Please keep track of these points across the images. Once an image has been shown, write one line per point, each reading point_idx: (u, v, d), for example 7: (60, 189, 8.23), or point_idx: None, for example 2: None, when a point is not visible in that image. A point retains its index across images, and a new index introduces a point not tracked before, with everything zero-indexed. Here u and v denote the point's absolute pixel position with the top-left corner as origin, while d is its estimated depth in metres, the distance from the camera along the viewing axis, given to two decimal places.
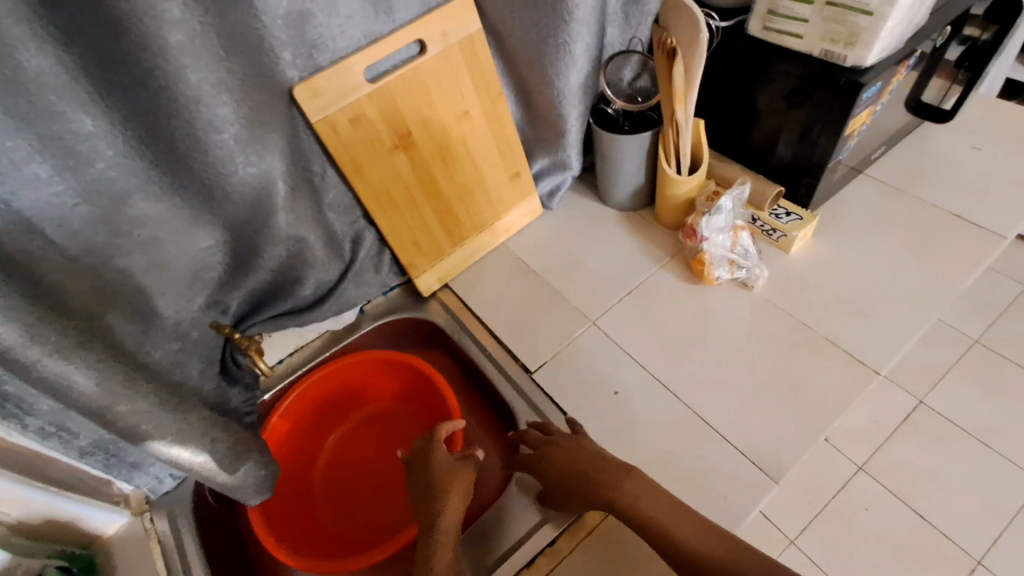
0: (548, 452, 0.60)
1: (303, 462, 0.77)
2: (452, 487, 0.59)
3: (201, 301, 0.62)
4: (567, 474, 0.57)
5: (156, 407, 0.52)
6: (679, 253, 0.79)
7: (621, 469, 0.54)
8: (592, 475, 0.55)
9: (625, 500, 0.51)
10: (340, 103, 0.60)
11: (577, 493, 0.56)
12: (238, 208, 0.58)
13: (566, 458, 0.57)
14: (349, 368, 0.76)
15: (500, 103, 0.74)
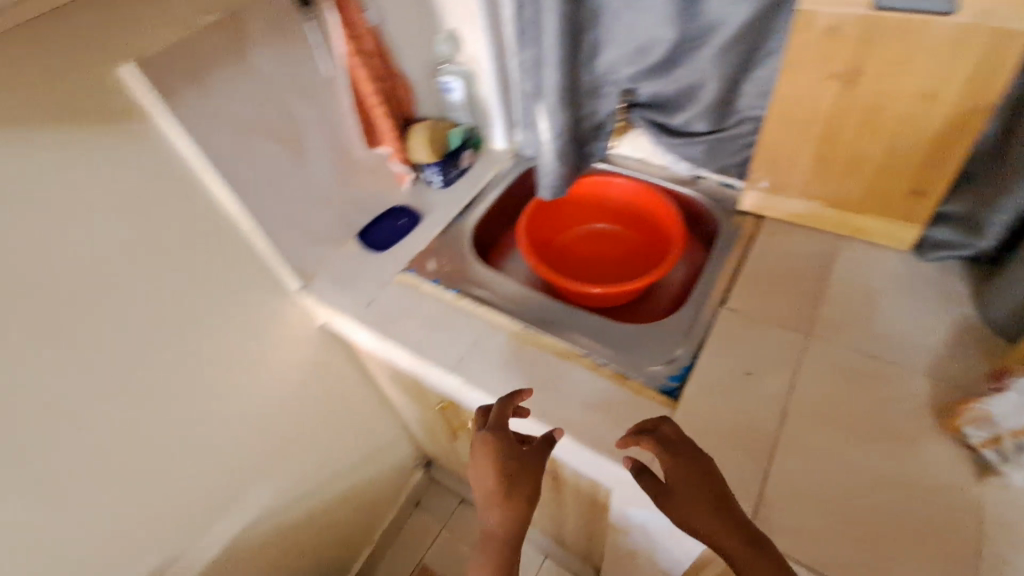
0: (681, 472, 0.56)
1: (575, 220, 1.06)
2: (509, 493, 0.60)
3: (628, 72, 0.84)
4: (696, 500, 0.55)
5: (556, 85, 0.79)
6: (962, 390, 0.65)
7: (743, 517, 0.53)
8: (717, 512, 0.53)
9: (744, 543, 0.51)
10: (836, 8, 0.65)
11: (693, 515, 0.54)
12: (693, 26, 0.76)
13: (703, 496, 0.55)
14: (649, 212, 0.99)
15: (981, 116, 0.65)
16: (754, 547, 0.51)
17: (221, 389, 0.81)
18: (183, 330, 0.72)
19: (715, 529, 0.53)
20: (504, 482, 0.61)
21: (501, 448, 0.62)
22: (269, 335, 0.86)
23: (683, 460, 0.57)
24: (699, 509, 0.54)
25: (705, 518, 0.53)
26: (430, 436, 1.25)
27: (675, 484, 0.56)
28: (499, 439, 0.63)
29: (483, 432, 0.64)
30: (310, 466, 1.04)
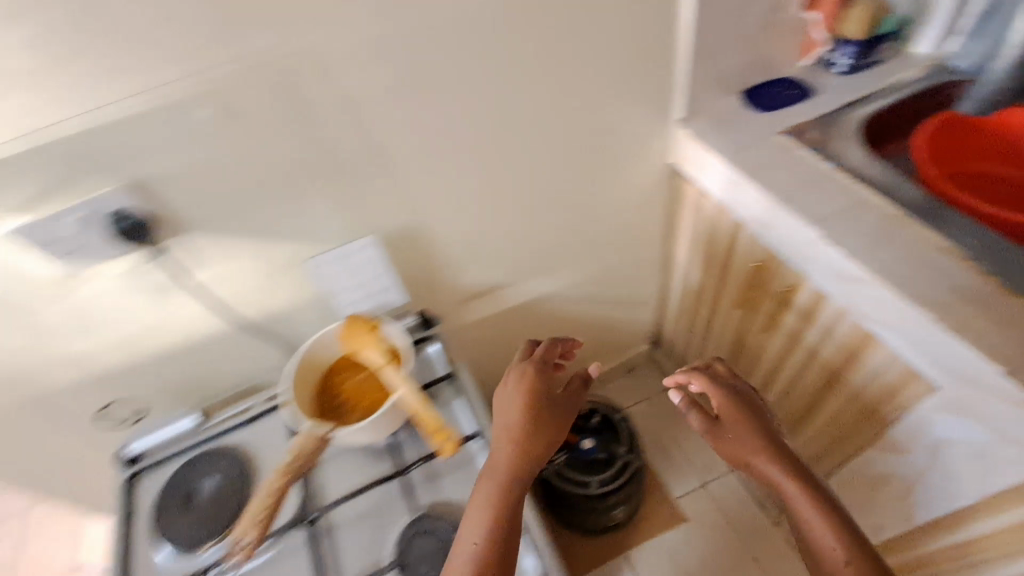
0: (731, 410, 0.74)
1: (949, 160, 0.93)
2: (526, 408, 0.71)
3: None
4: (746, 432, 0.71)
5: None
6: None
7: (797, 462, 0.69)
8: (777, 448, 0.70)
9: (806, 484, 0.66)
10: None
11: (748, 442, 0.70)
12: None
13: (735, 415, 0.73)
14: None
15: None
16: (794, 478, 0.67)
17: (584, 176, 0.98)
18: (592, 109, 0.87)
19: (761, 459, 0.69)
20: (534, 394, 0.73)
21: (535, 376, 0.74)
22: (642, 145, 0.99)
23: (742, 404, 0.74)
24: (744, 441, 0.71)
25: (762, 452, 0.69)
26: (687, 309, 1.33)
27: (726, 419, 0.74)
28: (538, 368, 0.75)
29: (529, 362, 0.76)
30: (596, 272, 1.23)
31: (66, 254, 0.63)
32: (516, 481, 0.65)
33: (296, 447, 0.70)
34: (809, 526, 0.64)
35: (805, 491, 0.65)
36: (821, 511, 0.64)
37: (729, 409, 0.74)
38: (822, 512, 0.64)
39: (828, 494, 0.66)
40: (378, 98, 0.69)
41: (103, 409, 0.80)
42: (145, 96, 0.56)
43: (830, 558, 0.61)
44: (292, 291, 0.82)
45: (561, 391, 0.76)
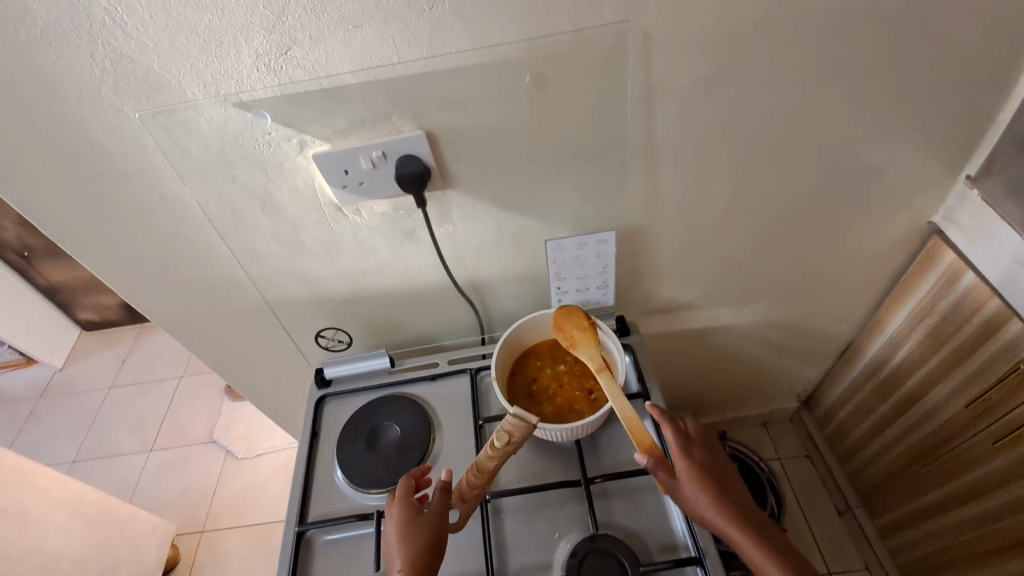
0: (695, 469, 0.63)
1: None
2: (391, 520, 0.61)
3: None
4: (713, 492, 0.61)
5: None
6: None
7: (766, 524, 0.59)
8: (741, 517, 0.59)
9: (764, 538, 0.57)
10: None
11: (716, 505, 0.60)
12: None
13: (702, 464, 0.64)
14: None
15: None
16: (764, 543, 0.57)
17: (827, 216, 0.88)
18: (874, 146, 0.78)
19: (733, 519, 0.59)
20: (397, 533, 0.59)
21: (400, 511, 0.61)
22: (906, 194, 0.86)
23: (704, 454, 0.65)
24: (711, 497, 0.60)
25: (731, 521, 0.58)
26: (868, 389, 1.19)
27: (689, 479, 0.62)
28: (403, 502, 0.62)
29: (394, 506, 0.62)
30: (787, 319, 1.11)
31: (343, 186, 0.64)
32: (411, 552, 0.57)
33: (497, 437, 0.61)
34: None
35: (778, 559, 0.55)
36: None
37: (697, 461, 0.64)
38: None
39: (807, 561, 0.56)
40: (675, 92, 0.64)
41: (318, 333, 0.86)
42: (478, 50, 0.55)
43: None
44: (509, 264, 0.81)
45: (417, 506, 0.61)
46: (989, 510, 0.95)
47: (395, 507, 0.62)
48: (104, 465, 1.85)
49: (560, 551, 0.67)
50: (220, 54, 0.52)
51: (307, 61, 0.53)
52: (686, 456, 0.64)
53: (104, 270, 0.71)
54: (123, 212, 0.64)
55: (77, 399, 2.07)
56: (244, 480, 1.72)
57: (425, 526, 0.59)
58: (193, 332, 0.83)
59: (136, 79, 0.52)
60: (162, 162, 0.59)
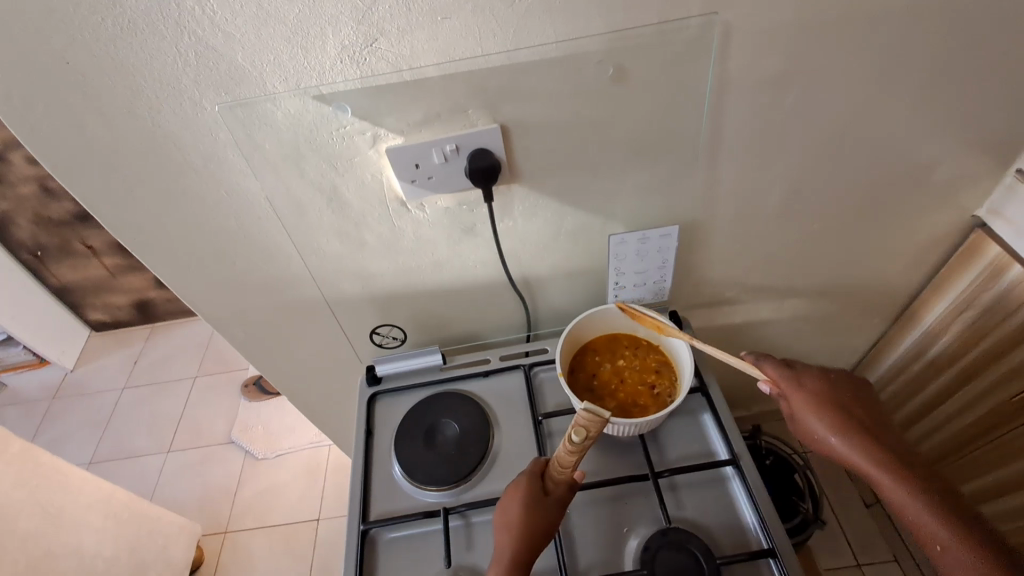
0: (812, 395, 0.70)
1: None
2: (510, 491, 0.64)
3: None
4: (831, 418, 0.68)
5: None
6: None
7: (894, 455, 0.64)
8: (867, 445, 0.65)
9: (895, 470, 0.63)
10: None
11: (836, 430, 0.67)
12: None
13: (826, 394, 0.70)
14: None
15: None
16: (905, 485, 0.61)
17: (876, 210, 0.88)
18: (929, 142, 0.78)
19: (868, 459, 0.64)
20: (513, 507, 0.62)
21: (523, 488, 0.63)
22: (954, 189, 0.87)
23: (828, 388, 0.70)
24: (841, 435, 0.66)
25: (854, 447, 0.65)
26: (900, 383, 1.20)
27: (806, 405, 0.69)
28: (529, 481, 0.63)
29: (519, 479, 0.64)
30: (825, 313, 1.11)
31: (412, 180, 0.63)
32: (521, 537, 0.60)
33: (574, 432, 0.58)
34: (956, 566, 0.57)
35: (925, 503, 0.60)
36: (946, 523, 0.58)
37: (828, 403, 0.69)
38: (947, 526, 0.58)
39: (955, 507, 0.60)
40: (747, 86, 0.63)
41: (372, 330, 0.85)
42: (562, 43, 0.55)
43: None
44: (565, 260, 0.81)
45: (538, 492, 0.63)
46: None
47: (519, 483, 0.64)
48: (122, 466, 1.82)
49: (630, 546, 0.67)
50: (305, 45, 0.51)
51: (391, 52, 0.53)
52: (808, 384, 0.71)
53: (163, 266, 0.70)
54: (190, 208, 0.63)
55: (90, 400, 2.05)
56: (264, 481, 1.70)
57: (541, 518, 0.61)
58: (246, 330, 0.82)
59: (218, 72, 0.52)
60: (234, 157, 0.58)
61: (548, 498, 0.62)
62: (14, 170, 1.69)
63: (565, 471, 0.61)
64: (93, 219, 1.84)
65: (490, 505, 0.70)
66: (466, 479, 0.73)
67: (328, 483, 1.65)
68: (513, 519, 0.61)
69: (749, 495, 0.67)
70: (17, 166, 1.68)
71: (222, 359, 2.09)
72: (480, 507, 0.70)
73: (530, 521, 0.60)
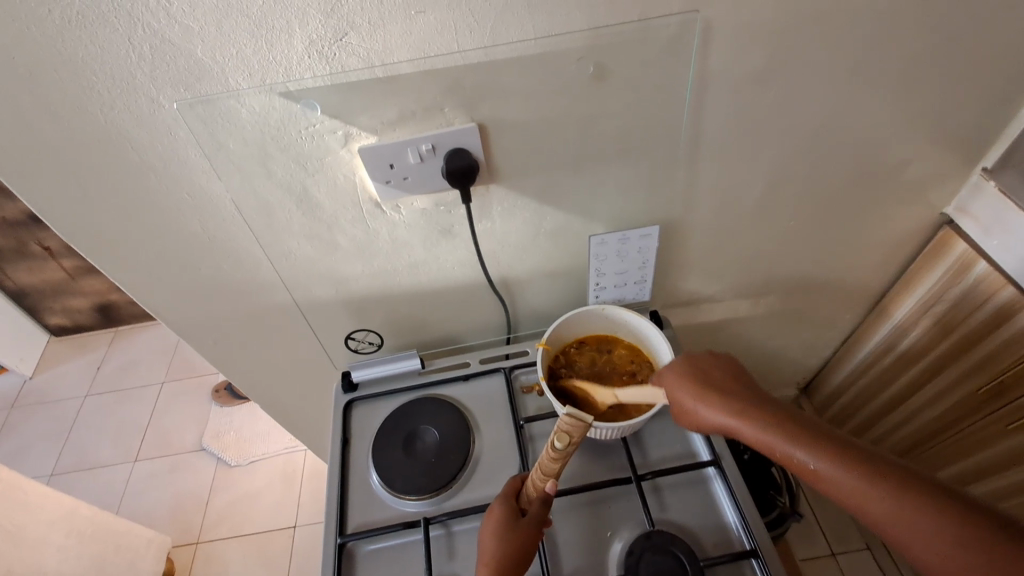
0: (683, 380, 0.68)
1: None
2: (488, 512, 0.63)
3: None
4: (701, 395, 0.65)
5: None
6: None
7: (764, 412, 0.61)
8: (739, 410, 0.62)
9: (769, 428, 0.59)
10: None
11: (706, 403, 0.64)
12: None
13: (699, 373, 0.68)
14: None
15: None
16: (771, 429, 0.59)
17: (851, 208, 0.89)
18: (902, 140, 0.79)
19: (735, 417, 0.62)
20: (493, 528, 0.61)
21: (502, 507, 0.62)
22: (924, 187, 0.88)
23: (697, 369, 0.69)
24: (705, 402, 0.64)
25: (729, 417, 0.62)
26: (871, 376, 1.22)
27: (680, 390, 0.67)
28: (507, 501, 0.63)
29: (497, 500, 0.64)
30: (800, 310, 1.13)
31: (386, 181, 0.61)
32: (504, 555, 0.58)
33: (557, 438, 0.57)
34: (854, 497, 0.53)
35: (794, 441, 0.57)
36: (820, 454, 0.55)
37: (699, 377, 0.68)
38: (821, 457, 0.55)
39: (835, 445, 0.56)
40: (727, 84, 0.63)
41: (349, 335, 0.82)
42: (542, 39, 0.53)
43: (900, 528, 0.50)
44: (545, 260, 0.79)
45: (517, 510, 0.62)
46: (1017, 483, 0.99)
47: (498, 502, 0.63)
48: (86, 478, 1.75)
49: (614, 551, 0.66)
50: (271, 39, 0.48)
51: (362, 48, 0.51)
52: (680, 370, 0.69)
53: (122, 271, 0.66)
54: (150, 210, 0.60)
55: (49, 409, 1.95)
56: (238, 489, 1.65)
57: (521, 534, 0.60)
58: (213, 337, 0.78)
59: (176, 67, 0.48)
60: (196, 156, 0.55)
61: (528, 514, 0.61)
62: None
63: (543, 479, 0.60)
64: None
65: (472, 513, 0.68)
66: (447, 487, 0.71)
67: (304, 489, 1.61)
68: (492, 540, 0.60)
69: (731, 495, 0.67)
70: None
71: (190, 363, 2.02)
72: (462, 516, 0.68)
73: (508, 546, 0.59)
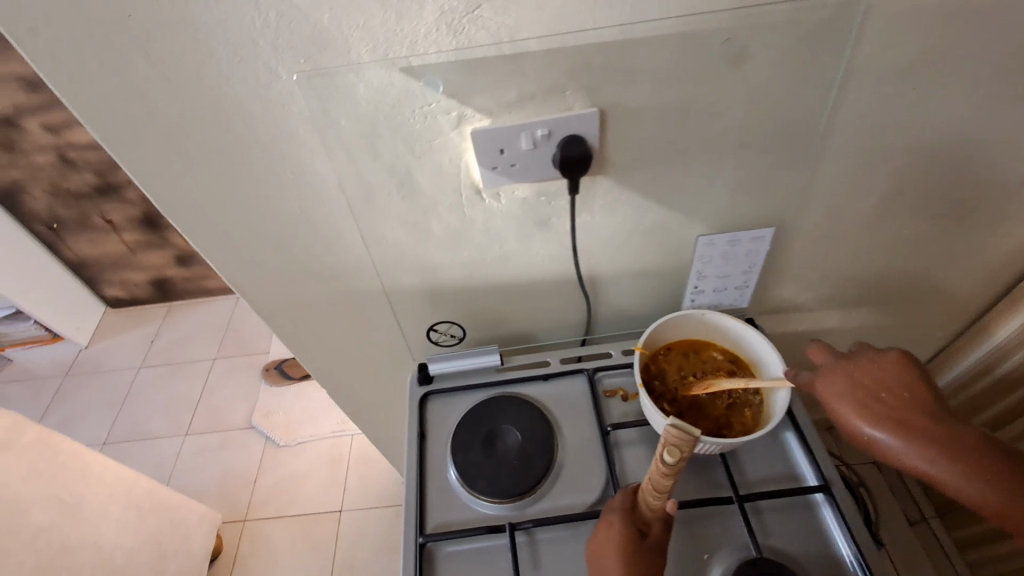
0: (835, 385, 0.59)
1: None
2: (602, 523, 0.59)
3: None
4: (858, 406, 0.57)
5: None
6: None
7: (947, 437, 0.52)
8: (909, 430, 0.53)
9: (952, 457, 0.50)
10: None
11: (863, 417, 0.56)
12: None
13: (856, 379, 0.59)
14: None
15: None
16: (954, 457, 0.50)
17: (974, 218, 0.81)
18: None
19: (917, 447, 0.52)
20: (611, 540, 0.57)
21: (620, 519, 0.58)
22: None
23: (856, 373, 0.59)
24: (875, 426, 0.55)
25: (896, 438, 0.53)
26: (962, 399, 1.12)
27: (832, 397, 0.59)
28: (623, 513, 0.59)
29: (610, 510, 0.60)
30: (893, 324, 1.05)
31: (493, 167, 0.57)
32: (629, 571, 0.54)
33: (666, 452, 0.52)
34: None
35: (981, 476, 0.48)
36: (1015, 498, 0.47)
37: (857, 385, 0.58)
38: (1017, 499, 0.47)
39: None
40: (873, 74, 0.57)
41: (430, 327, 0.80)
42: (684, 17, 0.49)
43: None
44: (639, 259, 0.75)
45: (636, 523, 0.58)
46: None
47: (614, 514, 0.59)
48: (140, 448, 1.80)
49: (713, 575, 0.62)
50: (400, 10, 0.45)
51: (493, 22, 0.47)
52: (834, 374, 0.60)
53: (215, 249, 0.65)
54: (251, 189, 0.57)
55: (106, 378, 2.01)
56: (286, 469, 1.66)
57: (644, 551, 0.56)
58: (294, 321, 0.77)
59: (299, 35, 0.45)
60: (306, 133, 0.52)
61: (650, 530, 0.57)
62: (31, 139, 1.63)
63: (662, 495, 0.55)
64: (114, 193, 1.79)
65: (559, 522, 0.65)
66: (531, 492, 0.68)
67: (351, 473, 1.62)
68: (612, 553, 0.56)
69: (844, 526, 0.62)
70: (34, 134, 1.62)
71: (240, 341, 2.05)
72: (548, 524, 0.65)
73: (626, 561, 0.55)
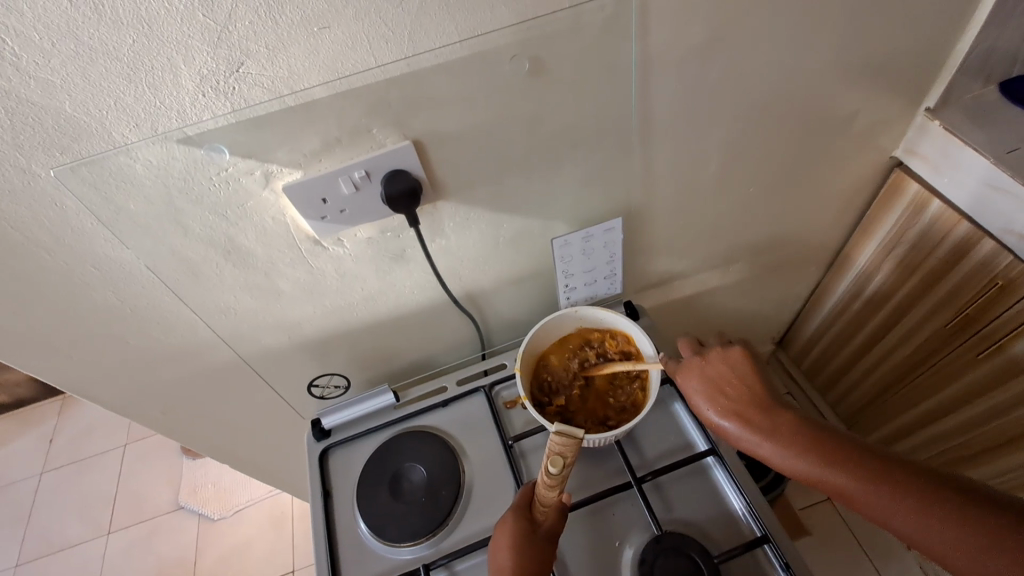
0: (693, 379, 0.62)
1: None
2: (501, 527, 0.58)
3: None
4: (709, 397, 0.60)
5: None
6: None
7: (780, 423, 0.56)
8: (754, 415, 0.57)
9: (781, 440, 0.54)
10: None
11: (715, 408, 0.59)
12: None
13: (711, 376, 0.61)
14: None
15: None
16: (791, 440, 0.54)
17: (808, 167, 0.88)
18: (849, 94, 0.77)
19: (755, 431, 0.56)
20: (508, 544, 0.56)
21: (516, 520, 0.57)
22: (870, 136, 0.86)
23: (712, 368, 0.62)
24: (726, 418, 0.58)
25: (737, 422, 0.57)
26: (836, 330, 1.23)
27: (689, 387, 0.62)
28: (519, 513, 0.58)
29: (508, 512, 0.58)
30: (771, 272, 1.11)
31: (322, 217, 0.55)
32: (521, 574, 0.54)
33: (551, 463, 0.52)
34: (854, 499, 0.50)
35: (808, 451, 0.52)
36: (829, 465, 0.51)
37: (714, 380, 0.61)
38: (832, 467, 0.51)
39: (851, 449, 0.52)
40: (669, 63, 0.59)
41: (313, 382, 0.76)
42: (468, 40, 0.48)
43: (904, 526, 0.48)
44: (508, 269, 0.75)
45: (531, 522, 0.57)
46: (985, 410, 0.97)
47: (511, 516, 0.58)
48: (58, 561, 1.63)
49: (627, 559, 0.64)
50: (153, 82, 0.42)
51: (265, 76, 0.44)
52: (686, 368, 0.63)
53: (35, 358, 0.58)
54: (52, 289, 0.52)
55: (3, 494, 1.80)
56: (226, 543, 1.56)
57: (539, 550, 0.56)
58: (161, 408, 0.71)
59: (43, 128, 0.42)
60: (94, 225, 0.48)
61: (543, 523, 0.57)
62: None
63: (553, 492, 0.55)
64: None
65: (474, 549, 0.65)
66: (442, 526, 0.67)
67: (297, 530, 1.54)
68: (508, 558, 0.55)
69: (733, 481, 0.66)
70: None
71: None
72: (463, 555, 0.65)
73: (523, 562, 0.55)
